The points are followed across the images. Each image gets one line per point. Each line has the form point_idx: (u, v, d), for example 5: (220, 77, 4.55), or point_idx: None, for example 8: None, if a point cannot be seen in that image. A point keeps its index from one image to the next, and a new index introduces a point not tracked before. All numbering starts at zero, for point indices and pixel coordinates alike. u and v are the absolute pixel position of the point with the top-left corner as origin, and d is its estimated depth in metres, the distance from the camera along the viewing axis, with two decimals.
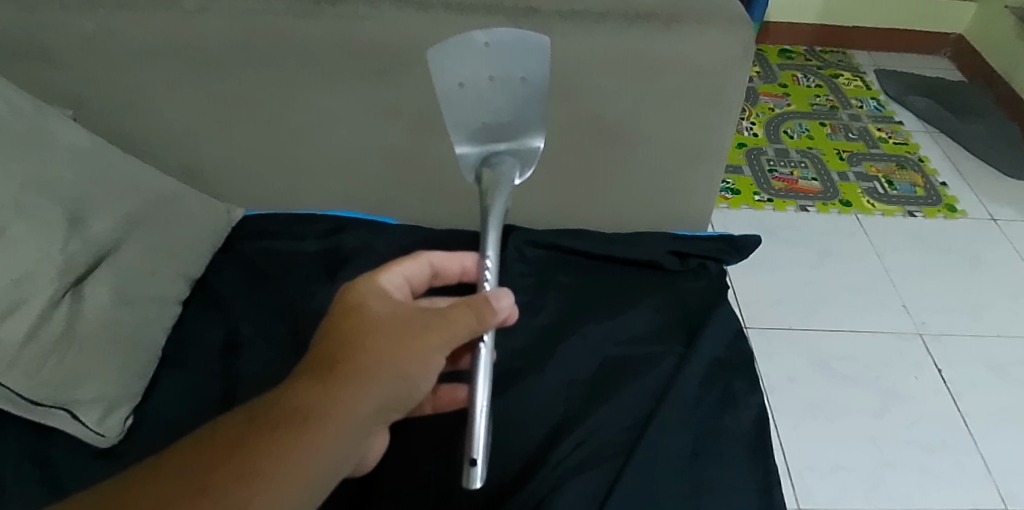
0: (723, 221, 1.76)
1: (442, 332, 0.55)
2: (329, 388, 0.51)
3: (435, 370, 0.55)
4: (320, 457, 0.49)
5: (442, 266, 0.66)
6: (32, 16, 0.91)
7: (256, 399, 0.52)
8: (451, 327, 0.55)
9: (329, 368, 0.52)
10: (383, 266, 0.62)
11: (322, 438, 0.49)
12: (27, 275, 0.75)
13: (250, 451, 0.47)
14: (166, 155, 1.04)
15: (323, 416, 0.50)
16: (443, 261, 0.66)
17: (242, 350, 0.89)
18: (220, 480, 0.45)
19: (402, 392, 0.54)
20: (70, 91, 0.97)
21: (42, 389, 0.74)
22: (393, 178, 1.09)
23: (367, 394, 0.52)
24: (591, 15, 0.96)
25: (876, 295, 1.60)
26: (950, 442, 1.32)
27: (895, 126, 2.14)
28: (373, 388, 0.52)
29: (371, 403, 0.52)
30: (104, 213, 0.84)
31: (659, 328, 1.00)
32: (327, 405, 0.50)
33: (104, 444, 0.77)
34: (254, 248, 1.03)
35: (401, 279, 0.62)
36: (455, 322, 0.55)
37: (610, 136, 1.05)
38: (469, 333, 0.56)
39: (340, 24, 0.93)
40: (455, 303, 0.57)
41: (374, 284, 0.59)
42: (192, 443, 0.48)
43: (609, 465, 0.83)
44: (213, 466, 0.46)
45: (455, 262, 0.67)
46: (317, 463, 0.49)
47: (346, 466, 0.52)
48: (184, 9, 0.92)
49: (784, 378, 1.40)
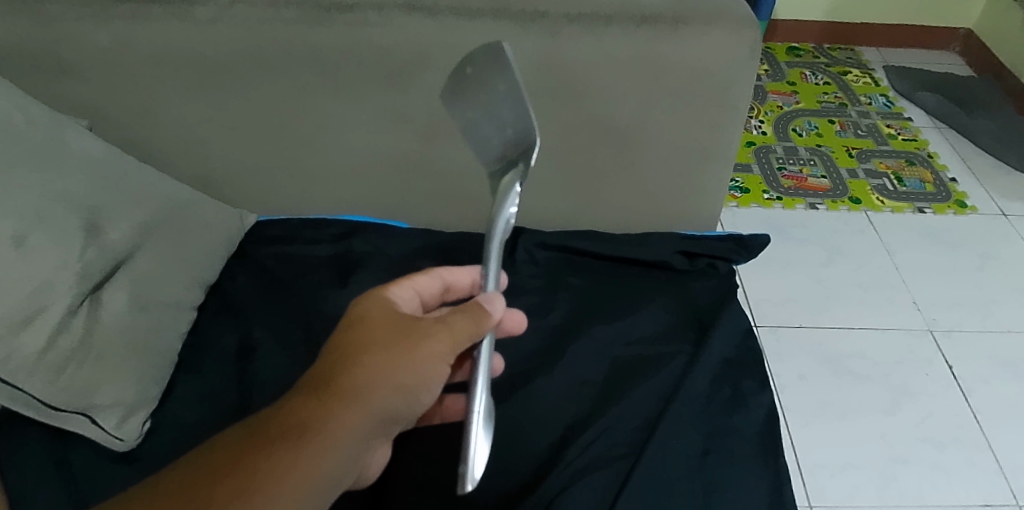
0: (732, 219, 1.76)
1: (440, 339, 0.54)
2: (327, 402, 0.52)
3: (436, 379, 0.55)
4: (317, 469, 0.51)
5: (455, 281, 0.66)
6: (48, 28, 0.92)
7: (259, 413, 0.54)
8: (450, 335, 0.54)
9: (329, 383, 0.53)
10: (395, 280, 0.63)
11: (319, 452, 0.51)
12: (48, 283, 0.76)
13: (248, 466, 0.49)
14: (179, 162, 1.06)
15: (320, 430, 0.51)
16: (455, 276, 0.66)
17: (256, 354, 0.90)
18: (220, 495, 0.48)
19: (404, 402, 0.55)
20: (86, 101, 0.99)
21: (62, 395, 0.76)
22: (403, 183, 1.10)
23: (365, 407, 0.53)
24: (598, 18, 0.96)
25: (886, 292, 1.59)
26: (962, 439, 1.32)
27: (904, 122, 2.13)
28: (371, 401, 0.53)
29: (372, 414, 0.53)
30: (120, 221, 0.86)
31: (669, 328, 1.00)
32: (323, 420, 0.52)
33: (122, 448, 0.78)
34: (267, 253, 1.04)
35: (412, 293, 0.63)
36: (454, 330, 0.54)
37: (618, 138, 1.05)
38: (469, 339, 0.54)
39: (350, 31, 0.94)
40: (454, 309, 0.56)
41: (380, 296, 0.59)
42: (199, 457, 0.51)
43: (619, 465, 0.84)
44: (214, 481, 0.49)
45: (465, 275, 0.67)
46: (315, 474, 0.51)
47: (345, 476, 0.53)
48: (196, 19, 0.93)
49: (795, 377, 1.40)
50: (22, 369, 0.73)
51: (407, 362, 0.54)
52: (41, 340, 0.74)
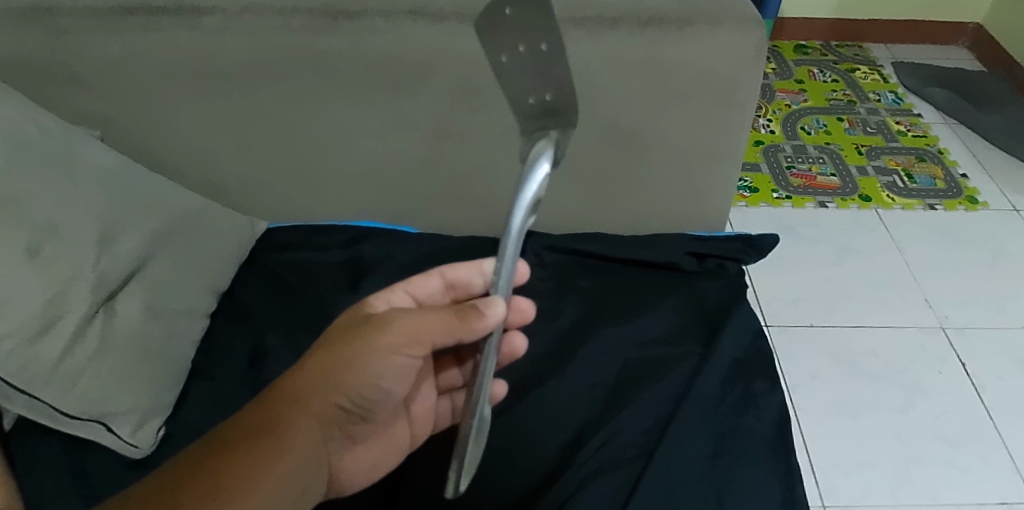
0: (742, 219, 1.75)
1: (396, 333, 0.56)
2: (287, 400, 0.57)
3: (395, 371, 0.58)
4: (283, 463, 0.55)
5: (457, 280, 0.67)
6: (60, 41, 0.93)
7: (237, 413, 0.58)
8: (411, 329, 0.56)
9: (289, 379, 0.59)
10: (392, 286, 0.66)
11: (282, 447, 0.55)
12: (62, 292, 0.77)
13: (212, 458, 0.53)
14: (190, 171, 1.07)
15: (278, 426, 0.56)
16: (457, 274, 0.67)
17: (268, 360, 0.91)
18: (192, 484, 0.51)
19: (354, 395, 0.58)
20: (98, 113, 1.00)
21: (78, 403, 0.76)
22: (412, 188, 1.11)
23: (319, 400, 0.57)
24: (603, 21, 0.96)
25: (897, 290, 1.58)
26: (976, 436, 1.31)
27: (913, 118, 2.12)
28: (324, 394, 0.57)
29: (324, 409, 0.58)
30: (133, 230, 0.87)
31: (679, 329, 1.00)
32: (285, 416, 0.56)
33: (137, 455, 0.79)
34: (278, 260, 1.05)
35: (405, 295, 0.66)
36: (417, 323, 0.56)
37: (625, 140, 1.05)
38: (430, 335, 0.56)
39: (357, 38, 0.95)
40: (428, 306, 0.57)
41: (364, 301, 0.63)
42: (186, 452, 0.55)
43: (630, 468, 0.84)
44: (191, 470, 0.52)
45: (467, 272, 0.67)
46: (281, 468, 0.55)
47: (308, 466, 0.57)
48: (206, 28, 0.94)
49: (806, 376, 1.40)
50: (40, 377, 0.74)
51: (354, 360, 0.57)
52: (57, 350, 0.75)
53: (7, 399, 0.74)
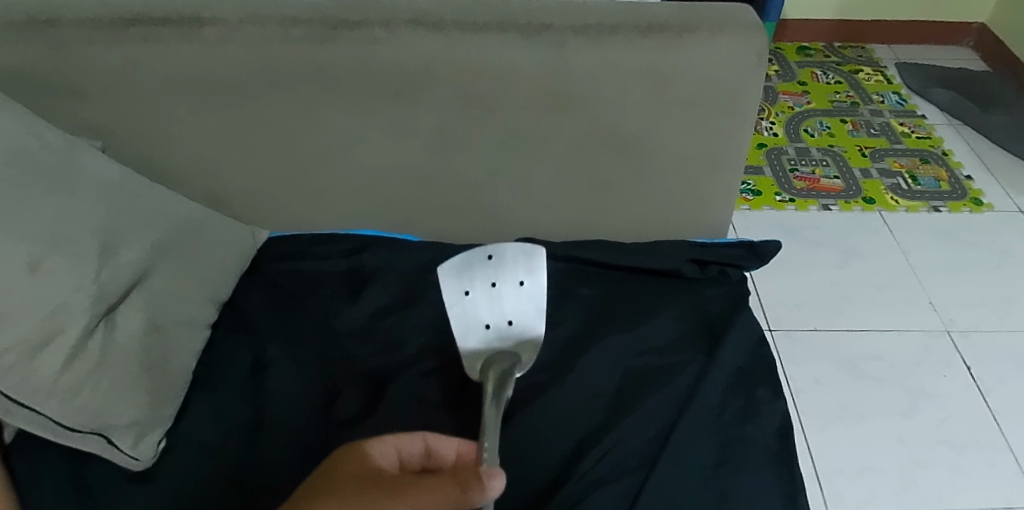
0: (745, 223, 1.75)
1: (409, 508, 0.51)
2: None
3: None
4: None
5: (436, 444, 0.64)
6: (61, 53, 0.94)
7: None
8: (427, 500, 0.52)
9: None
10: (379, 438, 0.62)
11: None
12: (62, 306, 0.76)
13: None
14: (191, 181, 1.07)
15: None
16: (438, 439, 0.64)
17: (270, 371, 0.92)
18: None
19: None
20: (99, 124, 1.00)
21: (79, 416, 0.76)
22: (413, 197, 1.11)
23: None
24: (604, 29, 0.96)
25: (902, 294, 1.58)
26: (981, 441, 1.30)
27: (917, 120, 2.11)
28: None
29: None
30: (134, 242, 0.87)
31: (681, 337, 1.00)
32: None
33: (137, 467, 0.79)
34: (279, 269, 1.05)
35: (394, 455, 0.62)
36: (429, 499, 0.52)
37: (625, 148, 1.05)
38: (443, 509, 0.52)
39: (357, 48, 0.95)
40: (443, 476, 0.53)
41: (359, 454, 0.60)
42: None
43: (632, 478, 0.84)
44: None
45: (450, 445, 0.64)
46: None
47: None
48: (206, 39, 0.94)
49: (810, 381, 1.39)
50: (40, 391, 0.74)
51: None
52: (56, 364, 0.75)
53: (7, 413, 0.74)
